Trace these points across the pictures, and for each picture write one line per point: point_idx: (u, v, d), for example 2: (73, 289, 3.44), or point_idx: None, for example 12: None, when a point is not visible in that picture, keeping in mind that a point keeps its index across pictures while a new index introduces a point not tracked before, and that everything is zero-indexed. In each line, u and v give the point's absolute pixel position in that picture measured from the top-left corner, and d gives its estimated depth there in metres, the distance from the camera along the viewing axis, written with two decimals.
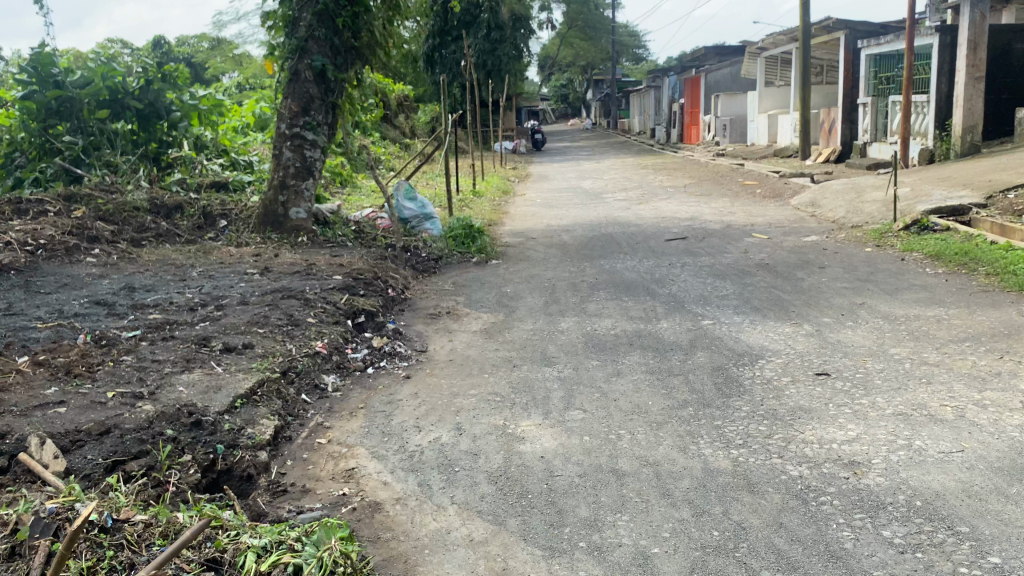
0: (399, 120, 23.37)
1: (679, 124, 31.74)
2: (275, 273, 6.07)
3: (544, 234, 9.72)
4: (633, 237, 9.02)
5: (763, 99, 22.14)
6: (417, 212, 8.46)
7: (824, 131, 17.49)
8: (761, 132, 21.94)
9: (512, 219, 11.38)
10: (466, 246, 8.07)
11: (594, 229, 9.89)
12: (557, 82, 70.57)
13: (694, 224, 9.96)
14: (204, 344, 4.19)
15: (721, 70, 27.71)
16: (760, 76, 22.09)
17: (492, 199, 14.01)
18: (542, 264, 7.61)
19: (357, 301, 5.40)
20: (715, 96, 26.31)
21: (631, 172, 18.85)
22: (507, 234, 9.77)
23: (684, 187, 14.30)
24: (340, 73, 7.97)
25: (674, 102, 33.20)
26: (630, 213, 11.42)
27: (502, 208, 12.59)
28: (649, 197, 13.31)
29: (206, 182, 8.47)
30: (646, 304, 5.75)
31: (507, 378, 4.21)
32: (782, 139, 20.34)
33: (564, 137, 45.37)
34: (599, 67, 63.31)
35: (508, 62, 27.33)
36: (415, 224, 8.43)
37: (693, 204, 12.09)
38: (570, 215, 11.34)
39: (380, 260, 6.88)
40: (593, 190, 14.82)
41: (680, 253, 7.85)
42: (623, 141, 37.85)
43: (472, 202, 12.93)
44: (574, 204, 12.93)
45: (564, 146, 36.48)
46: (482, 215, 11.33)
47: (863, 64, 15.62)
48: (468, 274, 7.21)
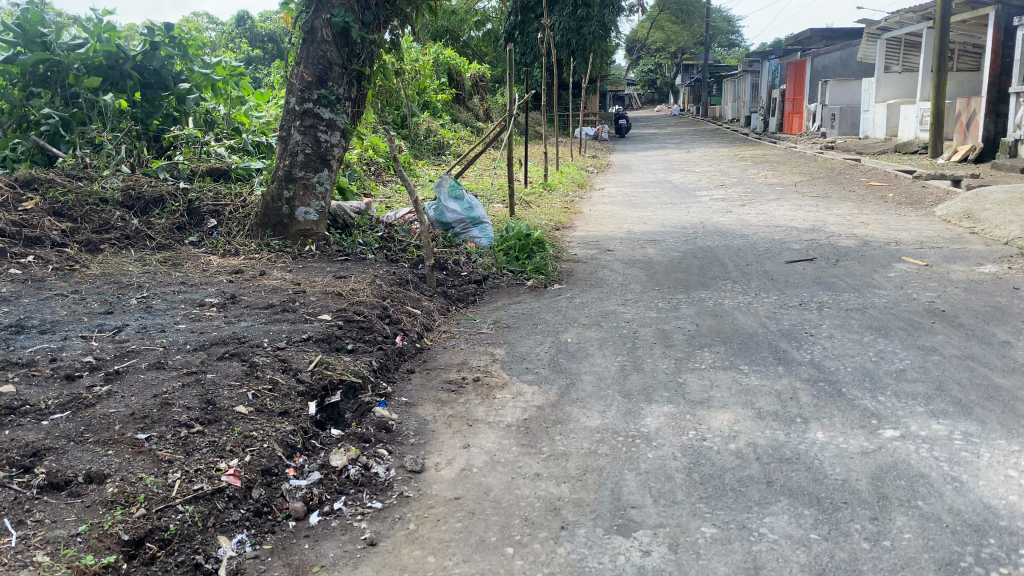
0: (472, 103, 21.59)
1: (779, 111, 29.17)
2: (240, 305, 4.27)
3: (625, 244, 7.74)
4: (741, 257, 6.96)
5: (882, 86, 19.46)
6: (461, 215, 6.63)
7: (960, 124, 14.98)
8: (879, 123, 19.31)
9: (587, 220, 9.44)
10: (520, 265, 6.15)
11: (688, 240, 7.85)
12: (645, 65, 67.72)
13: (817, 238, 7.87)
14: (22, 472, 2.39)
15: (830, 53, 24.96)
16: (880, 60, 19.47)
17: (566, 192, 12.10)
18: (621, 293, 5.68)
19: (335, 362, 3.55)
20: (824, 82, 23.69)
21: (728, 166, 16.60)
22: (578, 243, 7.82)
23: (794, 188, 12.06)
24: (369, 31, 6.09)
25: (774, 87, 30.48)
26: (734, 218, 9.31)
27: (578, 206, 10.65)
28: (753, 198, 11.15)
29: (201, 168, 6.72)
30: (780, 385, 3.77)
31: (549, 564, 2.30)
32: (906, 133, 17.73)
33: (651, 123, 42.96)
34: (691, 49, 60.26)
35: (594, 40, 25.20)
36: (459, 231, 6.63)
37: (809, 210, 9.90)
38: (658, 219, 9.32)
39: (398, 283, 5.02)
40: (684, 188, 12.70)
41: (810, 287, 5.80)
42: (714, 129, 35.33)
43: (543, 198, 11.00)
44: (663, 202, 10.93)
45: (651, 132, 34.16)
46: (551, 216, 9.40)
47: (1017, 45, 13.02)
48: (520, 304, 5.34)
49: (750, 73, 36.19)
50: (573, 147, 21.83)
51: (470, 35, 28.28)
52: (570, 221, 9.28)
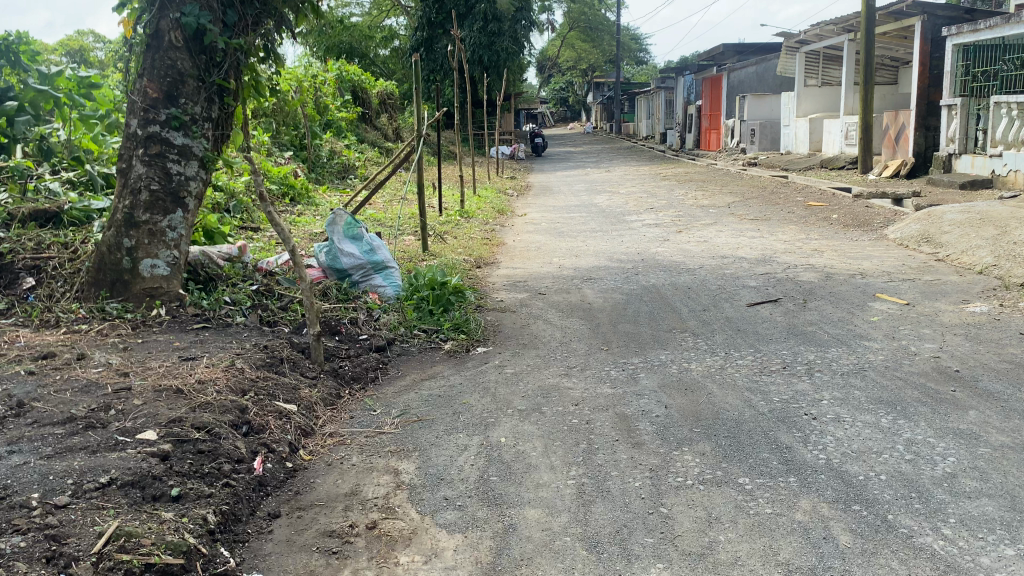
0: (382, 123, 20.34)
1: (695, 128, 28.83)
2: (25, 420, 2.96)
3: (557, 285, 6.62)
4: (695, 299, 5.93)
5: (802, 100, 19.04)
6: (358, 259, 5.38)
7: (889, 139, 14.53)
8: (801, 138, 18.87)
9: (510, 254, 8.32)
10: (434, 321, 4.97)
11: (629, 277, 6.80)
12: (557, 83, 67.50)
13: (772, 270, 6.93)
14: None
15: (746, 68, 24.61)
16: (799, 74, 19.07)
17: (485, 219, 10.98)
18: (562, 357, 4.55)
19: (147, 528, 2.31)
20: (741, 98, 23.31)
21: (652, 186, 15.79)
22: (502, 285, 6.67)
23: (729, 209, 11.21)
24: (232, 36, 4.83)
25: (690, 103, 30.12)
26: (673, 247, 8.34)
27: (499, 237, 9.52)
28: (689, 223, 10.22)
29: (23, 210, 5.30)
30: (801, 514, 2.69)
31: None
32: (830, 148, 17.29)
33: (566, 141, 42.36)
34: (602, 67, 60.20)
35: (507, 56, 24.28)
36: (359, 279, 5.40)
37: (752, 235, 9.01)
38: (590, 251, 8.27)
39: (269, 366, 3.78)
40: (612, 211, 11.73)
41: (787, 340, 4.78)
42: (630, 146, 34.91)
43: (459, 228, 9.82)
44: (591, 229, 9.92)
45: (567, 150, 33.45)
46: (469, 251, 8.23)
47: (948, 57, 12.56)
48: (434, 381, 4.14)
49: (663, 90, 35.98)
50: (489, 168, 20.76)
51: (378, 52, 27.05)
52: (492, 256, 8.13)
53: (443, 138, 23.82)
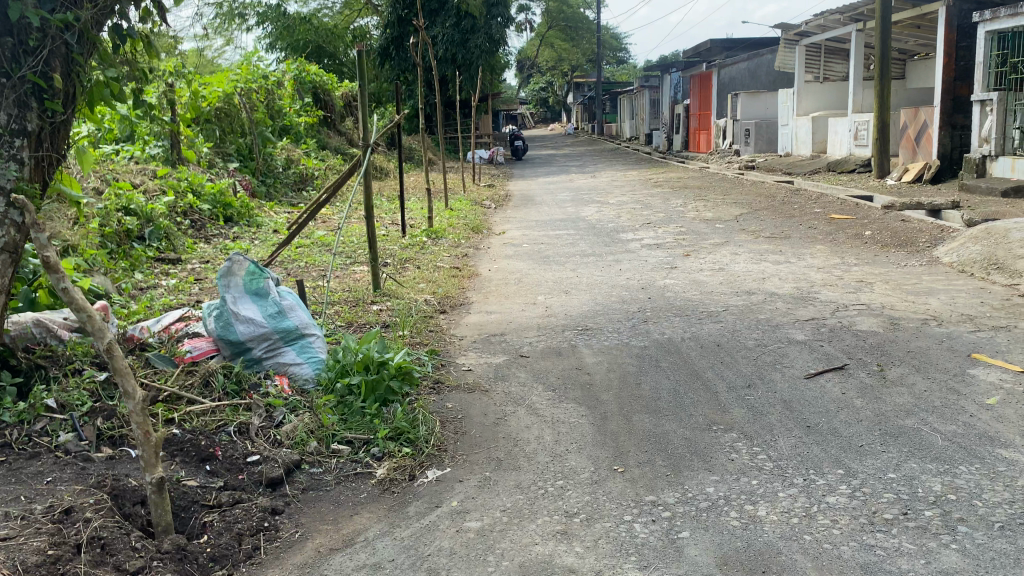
0: (347, 128, 18.72)
1: (683, 128, 27.37)
2: None
3: (543, 340, 5.05)
4: (730, 365, 4.38)
5: (802, 98, 17.61)
6: (256, 327, 3.80)
7: (907, 139, 13.07)
8: (802, 139, 17.41)
9: (485, 289, 6.75)
10: (363, 423, 3.39)
11: (637, 328, 5.23)
12: (537, 84, 65.92)
13: (818, 315, 5.41)
14: None
15: (737, 64, 23.16)
16: (798, 69, 17.62)
17: (456, 239, 9.42)
18: (554, 492, 2.97)
19: None
20: (733, 96, 21.88)
21: (643, 195, 14.26)
22: (469, 343, 5.07)
23: (740, 225, 9.69)
24: (53, 10, 3.22)
25: (678, 103, 28.66)
26: (683, 279, 6.81)
27: (471, 264, 7.94)
28: (696, 243, 8.68)
29: None
30: None
31: None
32: (837, 149, 15.83)
33: (547, 144, 40.82)
34: (583, 66, 58.69)
35: (483, 55, 22.75)
36: (262, 354, 3.83)
37: (775, 261, 7.47)
38: (583, 285, 6.70)
39: (51, 567, 2.21)
40: (604, 228, 10.18)
41: (886, 452, 3.23)
42: (614, 148, 33.44)
43: (424, 254, 8.23)
44: (580, 252, 8.38)
45: (549, 154, 31.92)
46: (432, 287, 6.64)
47: (978, 46, 11.11)
48: (348, 557, 2.56)
49: (647, 89, 34.56)
50: (465, 175, 19.18)
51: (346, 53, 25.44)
52: (461, 294, 6.55)
53: (417, 143, 22.22)
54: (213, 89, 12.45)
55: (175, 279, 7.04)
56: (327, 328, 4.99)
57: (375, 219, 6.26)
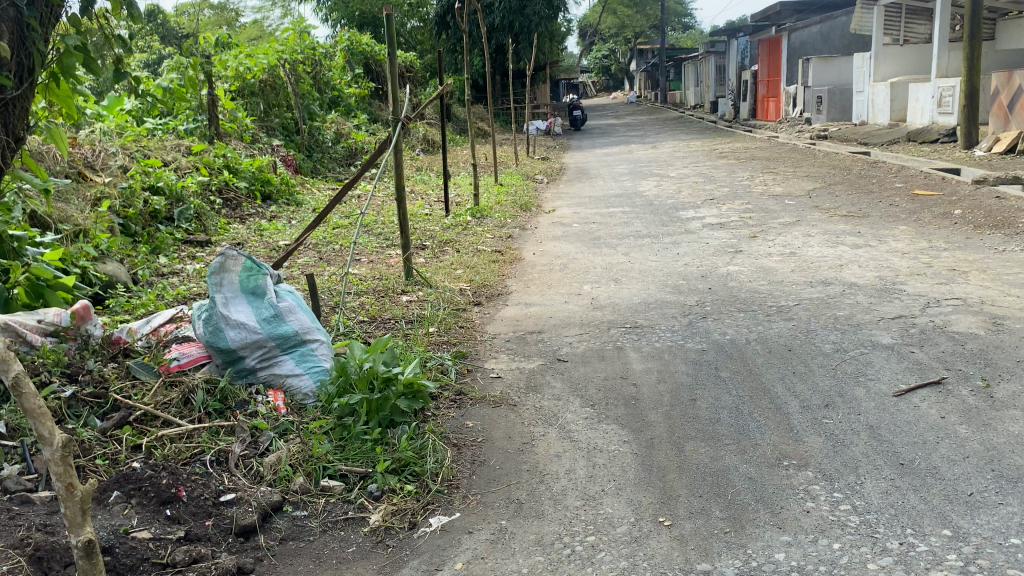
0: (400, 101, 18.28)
1: (751, 95, 26.18)
2: None
3: (585, 340, 4.48)
4: (802, 378, 3.73)
5: (880, 62, 16.50)
6: (247, 333, 3.31)
7: (999, 105, 11.96)
8: (879, 106, 16.28)
9: (528, 276, 6.20)
10: (363, 452, 2.87)
11: (693, 327, 4.61)
12: (599, 51, 64.49)
13: (904, 312, 4.70)
14: None
15: (809, 27, 21.90)
16: (876, 31, 16.45)
17: (502, 217, 8.86)
18: (580, 553, 2.40)
19: None
20: (805, 61, 20.69)
21: (705, 168, 13.48)
22: (503, 342, 4.53)
23: (812, 202, 8.90)
24: None
25: (745, 68, 27.40)
26: (747, 265, 6.14)
27: (516, 247, 7.39)
28: (762, 222, 7.95)
29: None
30: None
31: None
32: (918, 117, 14.72)
33: (609, 113, 39.82)
34: (646, 32, 57.06)
35: (540, 22, 21.99)
36: (256, 364, 3.33)
37: (852, 244, 6.72)
38: (635, 272, 6.08)
39: None
40: (663, 205, 9.49)
41: (1004, 505, 2.56)
42: (678, 117, 32.34)
43: (466, 237, 7.72)
44: (634, 233, 7.75)
45: (610, 124, 31.02)
46: (470, 274, 6.12)
47: None
48: None
49: (712, 55, 33.27)
50: (520, 148, 18.58)
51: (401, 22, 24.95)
52: (500, 282, 6.01)
53: (472, 115, 21.68)
54: (256, 61, 12.08)
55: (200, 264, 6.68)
56: (343, 326, 4.50)
57: (405, 201, 5.74)
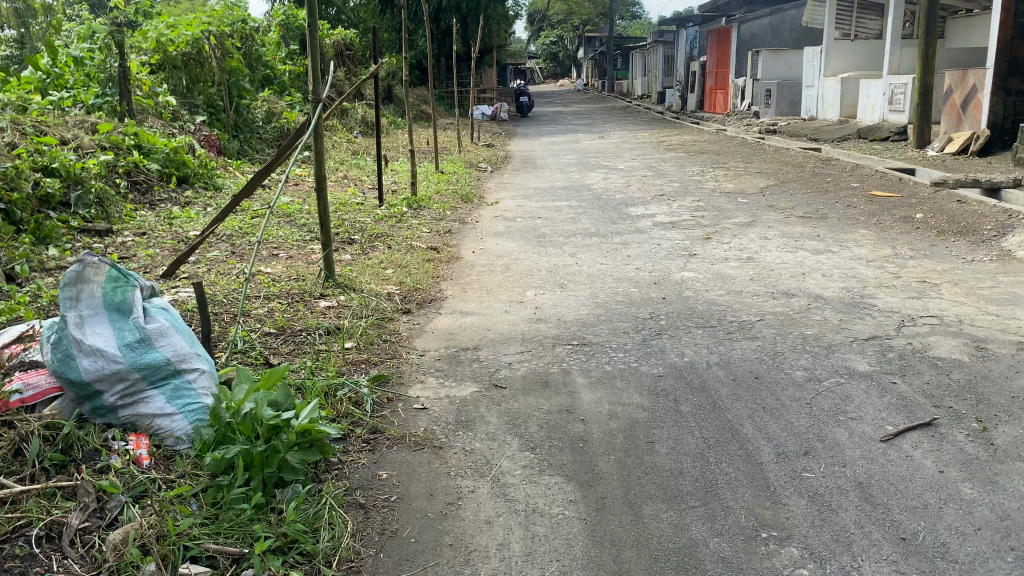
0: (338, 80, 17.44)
1: (699, 87, 25.91)
2: None
3: (526, 361, 3.91)
4: (774, 415, 3.23)
5: (830, 57, 16.31)
6: (104, 363, 2.65)
7: (952, 105, 11.75)
8: (830, 102, 16.05)
9: (465, 279, 5.61)
10: (239, 524, 2.29)
11: (648, 346, 4.09)
12: (547, 36, 63.86)
13: (879, 332, 4.25)
14: None
15: (759, 19, 21.63)
16: (829, 25, 16.19)
17: (440, 209, 8.25)
18: None
19: None
20: (755, 53, 20.42)
21: (654, 160, 13.04)
22: (431, 361, 3.94)
23: (766, 201, 8.48)
24: None
25: (693, 59, 27.10)
26: (704, 271, 5.64)
27: (454, 244, 6.78)
28: (717, 222, 7.49)
29: None
30: None
31: None
32: (869, 115, 14.51)
33: (555, 100, 39.29)
34: (595, 20, 56.67)
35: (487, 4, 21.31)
36: (117, 401, 2.70)
37: (813, 248, 6.29)
38: (583, 276, 5.55)
39: None
40: (611, 200, 8.99)
41: None
42: (626, 107, 31.99)
43: (399, 231, 7.09)
44: (581, 230, 7.21)
45: (558, 110, 30.51)
46: (400, 275, 5.51)
47: None
48: None
49: (661, 45, 32.99)
50: (463, 133, 17.93)
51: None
52: (434, 285, 5.42)
53: (415, 97, 20.92)
54: (178, 32, 11.19)
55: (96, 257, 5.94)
56: (246, 341, 3.86)
57: (327, 192, 5.09)
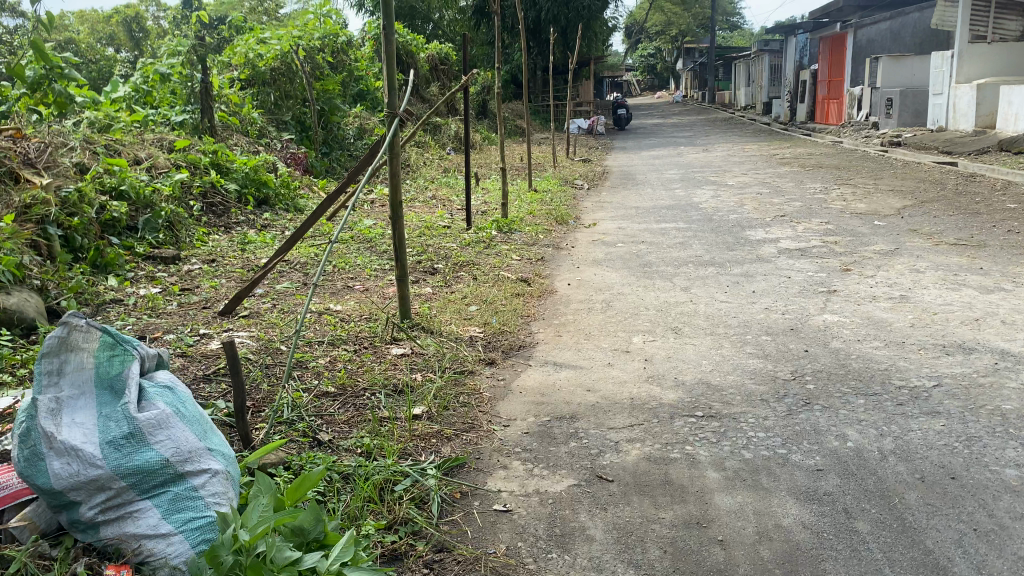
0: (432, 94, 17.00)
1: (809, 96, 24.45)
2: None
3: (639, 439, 3.09)
4: (995, 546, 2.31)
5: (964, 62, 14.84)
6: (79, 468, 1.97)
7: None
8: (963, 110, 14.59)
9: (561, 319, 4.81)
10: None
11: (794, 423, 3.21)
12: (645, 48, 62.65)
13: None
14: None
15: (879, 23, 20.13)
16: (963, 27, 14.73)
17: (533, 232, 7.50)
18: None
19: None
20: (875, 59, 18.97)
21: (767, 175, 11.96)
22: (518, 435, 3.16)
23: (907, 226, 7.38)
24: None
25: (803, 67, 25.62)
26: (848, 314, 4.70)
27: (547, 273, 6.00)
28: (852, 250, 6.47)
29: None
30: None
31: None
32: (1011, 124, 13.04)
33: (653, 113, 38.23)
34: (695, 31, 55.28)
35: (587, 14, 20.59)
36: (97, 515, 2.02)
37: (980, 285, 5.22)
38: (700, 319, 4.67)
39: None
40: (724, 222, 8.04)
41: None
42: (728, 118, 30.66)
43: (487, 259, 6.37)
44: (693, 259, 6.34)
45: (657, 123, 29.47)
46: (485, 316, 4.76)
47: None
48: None
49: (768, 54, 31.53)
50: (559, 148, 17.21)
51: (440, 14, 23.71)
52: (524, 328, 4.64)
53: (509, 111, 20.34)
54: (267, 47, 10.88)
55: (157, 287, 5.42)
56: (294, 409, 3.17)
57: (401, 220, 4.40)
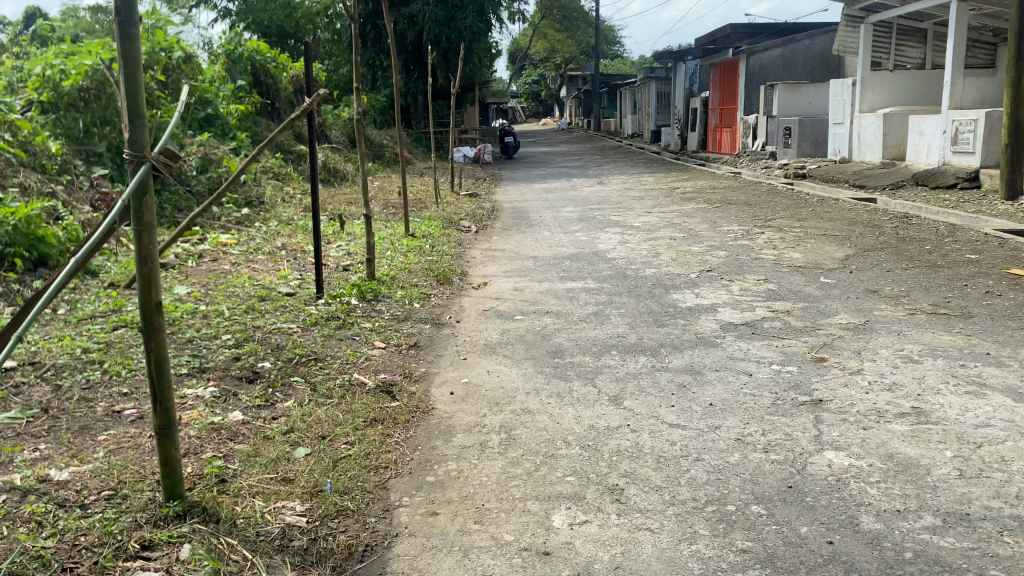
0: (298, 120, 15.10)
1: (700, 125, 23.78)
2: None
3: None
4: None
5: (866, 90, 14.14)
6: None
7: None
8: (868, 141, 13.85)
9: (434, 468, 3.12)
10: None
11: None
12: (530, 75, 62.14)
13: None
14: None
15: (771, 50, 19.52)
16: (865, 53, 14.03)
17: (405, 300, 5.82)
18: None
19: None
20: (770, 87, 18.29)
21: (675, 213, 10.69)
22: None
23: (861, 285, 6.09)
24: None
25: (693, 95, 24.99)
26: (855, 448, 3.21)
27: (417, 370, 4.31)
28: (812, 324, 5.07)
29: None
30: None
31: None
32: (923, 156, 12.29)
33: (540, 141, 37.24)
34: (579, 59, 55.11)
35: (471, 36, 19.16)
36: None
37: (1005, 385, 3.86)
38: (648, 466, 3.08)
39: None
40: (642, 279, 6.56)
41: None
42: (617, 146, 29.85)
43: (334, 349, 4.61)
44: (616, 341, 4.79)
45: (545, 150, 28.31)
46: (312, 474, 3.02)
47: None
48: None
49: (654, 82, 31.01)
50: (443, 180, 15.57)
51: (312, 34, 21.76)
52: (374, 495, 2.92)
53: (388, 139, 18.61)
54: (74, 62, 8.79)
55: None
56: None
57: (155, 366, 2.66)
